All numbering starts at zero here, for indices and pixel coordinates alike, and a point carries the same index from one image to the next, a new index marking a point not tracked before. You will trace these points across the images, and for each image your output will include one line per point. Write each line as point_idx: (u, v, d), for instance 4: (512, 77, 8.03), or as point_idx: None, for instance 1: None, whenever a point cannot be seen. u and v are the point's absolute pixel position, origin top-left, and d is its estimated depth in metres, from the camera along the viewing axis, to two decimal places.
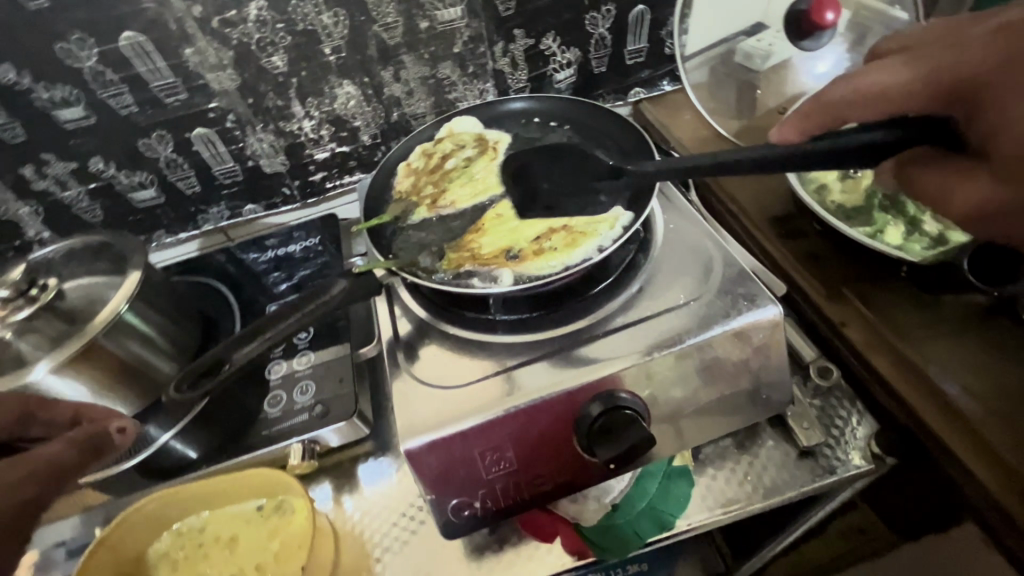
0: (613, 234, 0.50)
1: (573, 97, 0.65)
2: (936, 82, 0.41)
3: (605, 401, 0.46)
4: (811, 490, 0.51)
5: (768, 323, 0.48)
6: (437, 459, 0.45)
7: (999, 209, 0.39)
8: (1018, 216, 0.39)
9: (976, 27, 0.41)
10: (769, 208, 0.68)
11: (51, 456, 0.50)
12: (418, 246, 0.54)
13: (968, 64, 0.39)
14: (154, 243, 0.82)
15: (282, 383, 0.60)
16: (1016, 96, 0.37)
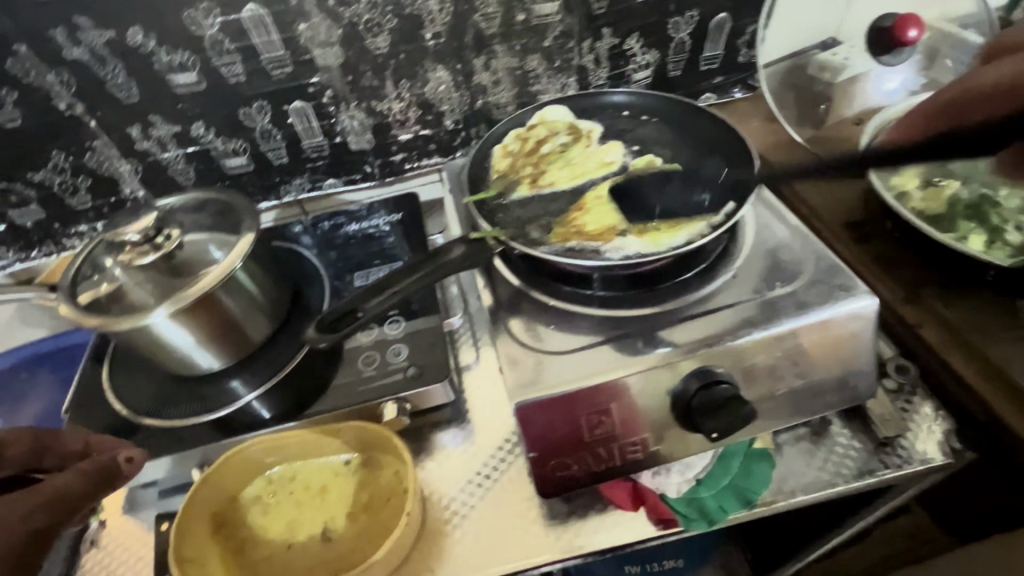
0: (716, 218, 0.54)
1: (676, 96, 0.68)
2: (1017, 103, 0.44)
3: (702, 376, 0.49)
4: (888, 477, 0.53)
5: (863, 313, 0.50)
6: (545, 418, 0.48)
7: None
8: None
9: None
10: (845, 213, 0.70)
11: (64, 485, 0.47)
12: (523, 221, 0.57)
13: None
14: None
15: (375, 345, 0.63)
16: None
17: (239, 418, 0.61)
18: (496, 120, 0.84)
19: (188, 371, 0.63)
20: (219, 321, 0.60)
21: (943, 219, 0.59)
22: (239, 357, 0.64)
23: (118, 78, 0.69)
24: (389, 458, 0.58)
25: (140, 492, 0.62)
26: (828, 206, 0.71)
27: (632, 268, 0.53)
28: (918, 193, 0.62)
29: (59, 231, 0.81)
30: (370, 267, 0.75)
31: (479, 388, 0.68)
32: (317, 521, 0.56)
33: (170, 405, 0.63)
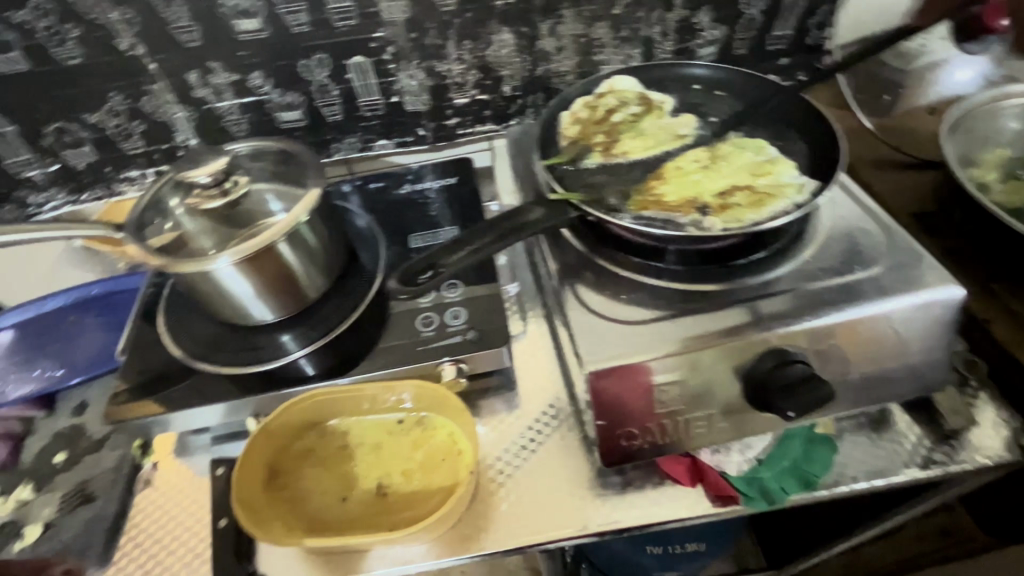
0: (801, 197, 0.53)
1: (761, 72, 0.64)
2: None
3: (777, 357, 0.48)
4: (951, 470, 0.52)
5: (946, 302, 0.49)
6: (617, 385, 0.48)
7: None
8: None
9: None
10: (912, 204, 0.69)
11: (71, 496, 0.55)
12: (596, 189, 0.56)
13: None
14: None
15: (432, 307, 0.63)
16: None
17: (294, 371, 0.61)
18: (555, 89, 0.82)
19: (242, 320, 0.63)
20: (279, 275, 0.60)
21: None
22: (292, 312, 0.64)
23: (181, 20, 0.68)
24: (444, 419, 0.59)
25: (191, 437, 0.63)
26: (897, 197, 0.70)
27: (710, 242, 0.54)
28: (999, 187, 0.62)
29: (111, 176, 0.80)
30: (420, 232, 0.74)
31: (528, 357, 0.67)
32: (371, 474, 0.56)
33: (222, 352, 0.63)
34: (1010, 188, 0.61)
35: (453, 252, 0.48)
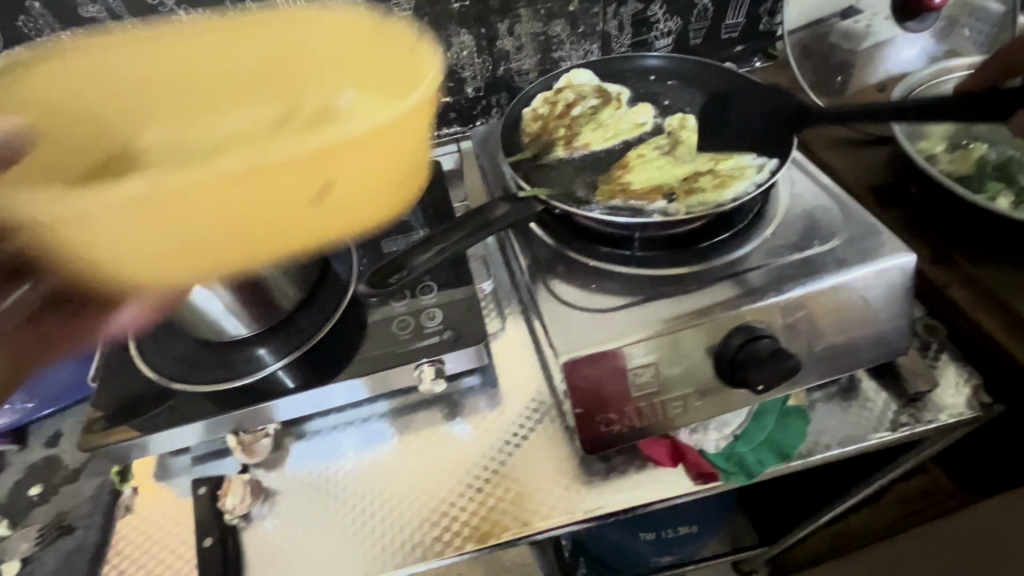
0: (758, 177, 0.54)
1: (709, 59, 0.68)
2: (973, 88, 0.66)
3: (746, 332, 0.49)
4: (919, 430, 0.54)
5: (900, 269, 0.51)
6: (592, 372, 0.49)
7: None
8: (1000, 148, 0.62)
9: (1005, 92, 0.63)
10: (869, 179, 0.71)
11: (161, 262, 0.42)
12: (563, 183, 0.57)
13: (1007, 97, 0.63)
14: None
15: (407, 311, 0.63)
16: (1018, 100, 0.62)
17: (272, 384, 0.61)
18: (518, 88, 0.83)
19: (216, 336, 0.62)
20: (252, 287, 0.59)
21: (973, 181, 0.62)
22: (267, 324, 0.64)
23: None
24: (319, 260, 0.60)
25: (171, 458, 0.62)
26: (854, 172, 0.71)
27: (675, 228, 0.55)
28: (947, 157, 0.65)
29: None
30: (393, 236, 0.74)
31: (509, 353, 0.68)
32: None
33: (198, 370, 0.62)
34: (957, 157, 0.64)
35: (419, 252, 0.48)
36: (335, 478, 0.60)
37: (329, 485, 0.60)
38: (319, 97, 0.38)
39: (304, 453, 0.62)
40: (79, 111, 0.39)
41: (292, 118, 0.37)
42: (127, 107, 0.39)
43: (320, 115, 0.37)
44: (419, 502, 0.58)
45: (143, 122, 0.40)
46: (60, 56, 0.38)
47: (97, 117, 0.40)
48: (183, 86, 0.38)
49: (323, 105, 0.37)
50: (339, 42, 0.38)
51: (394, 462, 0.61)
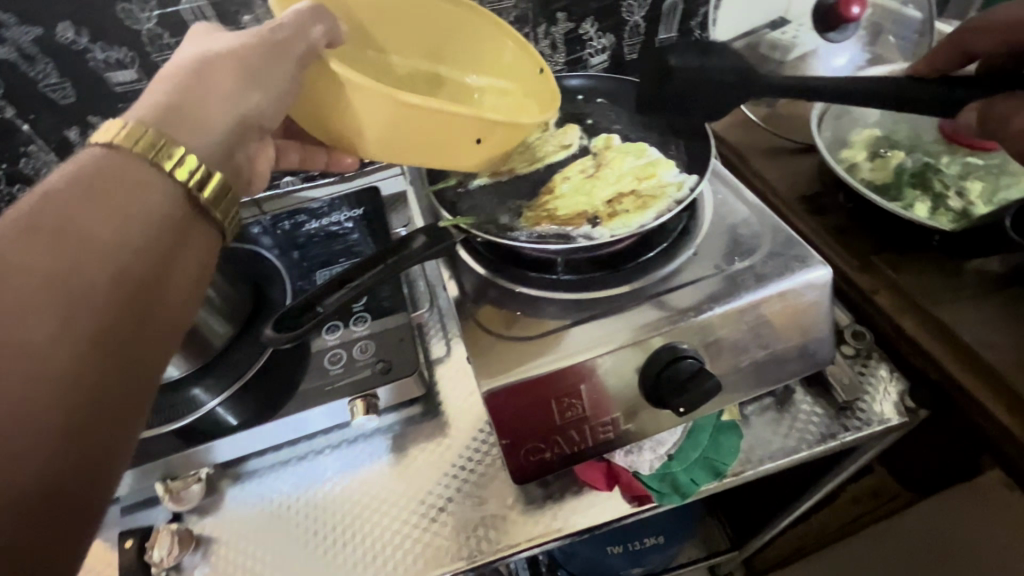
0: (680, 195, 0.55)
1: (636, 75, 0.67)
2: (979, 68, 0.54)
3: (668, 354, 0.49)
4: (848, 439, 0.55)
5: (818, 282, 0.51)
6: (515, 402, 0.48)
7: None
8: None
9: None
10: (800, 187, 0.72)
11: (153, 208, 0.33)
12: (487, 210, 0.57)
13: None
14: None
15: (341, 344, 0.62)
16: None
17: (213, 422, 0.58)
18: None
19: None
20: None
21: (892, 189, 0.63)
22: (199, 363, 0.61)
23: (50, 77, 0.65)
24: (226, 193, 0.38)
25: None
26: (786, 181, 0.73)
27: (600, 250, 0.55)
28: (869, 165, 0.66)
29: None
30: (335, 264, 0.73)
31: (452, 379, 0.67)
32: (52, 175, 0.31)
33: None
34: (878, 165, 0.66)
35: (335, 291, 0.48)
36: (270, 521, 0.58)
37: (264, 529, 0.58)
38: (470, 133, 0.48)
39: (240, 494, 0.60)
40: (320, 113, 0.48)
41: (460, 150, 0.50)
42: (348, 107, 0.46)
43: (469, 154, 0.50)
44: (358, 543, 0.56)
45: (366, 121, 0.47)
46: (320, 66, 0.45)
47: (356, 125, 0.47)
48: (414, 120, 0.46)
49: (485, 133, 0.49)
50: (493, 117, 0.47)
51: (332, 501, 0.59)
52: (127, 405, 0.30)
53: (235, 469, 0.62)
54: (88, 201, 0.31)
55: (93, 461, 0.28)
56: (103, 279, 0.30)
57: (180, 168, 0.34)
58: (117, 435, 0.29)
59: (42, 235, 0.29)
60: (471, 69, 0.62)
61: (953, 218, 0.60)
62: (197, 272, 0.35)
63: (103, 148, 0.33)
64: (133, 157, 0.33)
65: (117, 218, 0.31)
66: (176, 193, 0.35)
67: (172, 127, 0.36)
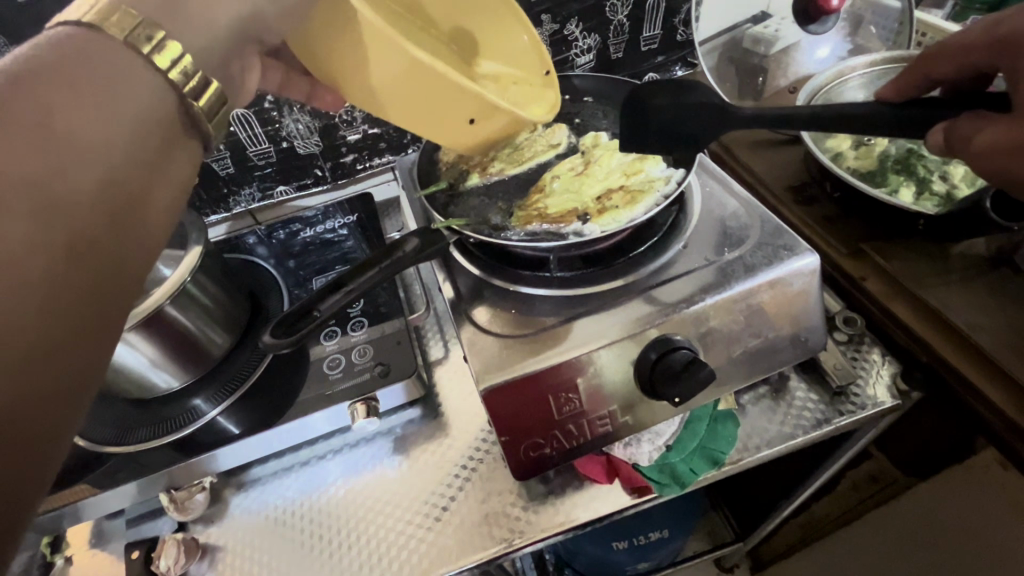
0: (668, 189, 0.55)
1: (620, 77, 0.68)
2: (997, 42, 0.51)
3: (662, 346, 0.50)
4: (843, 424, 0.55)
5: (806, 270, 0.52)
6: (513, 400, 0.49)
7: None
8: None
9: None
10: (787, 177, 0.73)
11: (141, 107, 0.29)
12: (479, 212, 0.58)
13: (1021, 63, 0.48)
14: (206, 218, 0.83)
15: (339, 349, 0.62)
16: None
17: (215, 431, 0.59)
18: None
19: (147, 392, 0.60)
20: (177, 341, 0.58)
21: (876, 176, 0.64)
22: (198, 374, 0.62)
23: None
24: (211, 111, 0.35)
25: (107, 522, 0.60)
26: (773, 172, 0.74)
27: (591, 247, 0.56)
28: (853, 154, 0.67)
29: None
30: (331, 270, 0.73)
31: (450, 380, 0.68)
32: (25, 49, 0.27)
33: (135, 430, 0.59)
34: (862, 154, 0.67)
35: (330, 296, 0.48)
36: (275, 527, 0.59)
37: (269, 536, 0.58)
38: (467, 110, 0.51)
39: (244, 502, 0.61)
40: (321, 49, 0.46)
41: (451, 126, 0.53)
42: (356, 52, 0.46)
43: (459, 133, 0.54)
44: (362, 545, 0.57)
45: (369, 71, 0.47)
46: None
47: (358, 77, 0.48)
48: (418, 83, 0.48)
49: (479, 116, 0.53)
50: (491, 101, 0.51)
51: (336, 505, 0.60)
52: (101, 327, 0.27)
53: (238, 478, 0.62)
54: (69, 90, 0.27)
55: (61, 387, 0.25)
56: (83, 188, 0.26)
57: (160, 55, 0.30)
58: (87, 363, 0.26)
59: (20, 120, 0.25)
60: (488, 51, 0.60)
61: (936, 203, 0.61)
62: (180, 187, 0.32)
63: (81, 29, 0.29)
64: (114, 43, 0.29)
65: (103, 111, 0.28)
66: (164, 94, 0.31)
67: (165, 18, 0.32)
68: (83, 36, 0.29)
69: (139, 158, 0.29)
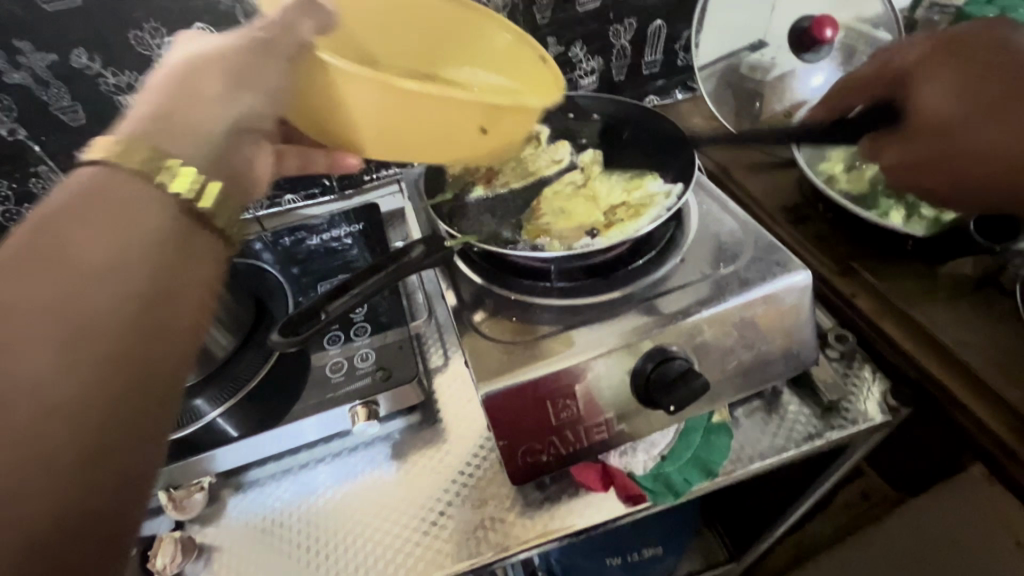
0: (670, 204, 0.57)
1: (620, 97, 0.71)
2: (891, 70, 0.58)
3: (657, 357, 0.51)
4: (833, 438, 0.57)
5: (799, 286, 0.54)
6: (510, 406, 0.50)
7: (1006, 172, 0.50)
8: (915, 168, 0.53)
9: (937, 69, 0.54)
10: (781, 200, 0.74)
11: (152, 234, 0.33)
12: (484, 223, 0.59)
13: (929, 106, 0.54)
14: None
15: (342, 353, 0.63)
16: (932, 87, 0.54)
17: (215, 432, 0.59)
18: None
19: None
20: None
21: (868, 199, 0.66)
22: (202, 374, 0.63)
23: (62, 101, 0.67)
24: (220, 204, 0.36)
25: None
26: (767, 194, 0.75)
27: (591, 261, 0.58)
28: (845, 177, 0.69)
29: None
30: (336, 277, 0.75)
31: (449, 389, 0.69)
32: (50, 199, 0.31)
33: None
34: (854, 177, 0.69)
35: (336, 298, 0.50)
36: (271, 528, 0.59)
37: (264, 538, 0.59)
38: (470, 117, 0.48)
39: (241, 504, 0.61)
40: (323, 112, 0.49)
41: (463, 139, 0.50)
42: (354, 95, 0.47)
43: (476, 146, 0.51)
44: (359, 548, 0.57)
45: (356, 108, 0.48)
46: (314, 66, 0.45)
47: (355, 126, 0.49)
48: (419, 110, 0.47)
49: (489, 123, 0.49)
50: (496, 101, 0.47)
51: (332, 509, 0.60)
52: (136, 410, 0.30)
53: (236, 479, 0.63)
54: (88, 228, 0.31)
55: (132, 461, 0.29)
56: (108, 309, 0.30)
57: (178, 189, 0.34)
58: (140, 443, 0.30)
59: (37, 262, 0.29)
60: (484, 65, 0.59)
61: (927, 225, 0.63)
62: (199, 301, 0.34)
63: (102, 167, 0.33)
64: (128, 174, 0.33)
65: (121, 241, 0.31)
66: (183, 218, 0.34)
67: (169, 134, 0.36)
68: (93, 173, 0.33)
69: (154, 281, 0.32)
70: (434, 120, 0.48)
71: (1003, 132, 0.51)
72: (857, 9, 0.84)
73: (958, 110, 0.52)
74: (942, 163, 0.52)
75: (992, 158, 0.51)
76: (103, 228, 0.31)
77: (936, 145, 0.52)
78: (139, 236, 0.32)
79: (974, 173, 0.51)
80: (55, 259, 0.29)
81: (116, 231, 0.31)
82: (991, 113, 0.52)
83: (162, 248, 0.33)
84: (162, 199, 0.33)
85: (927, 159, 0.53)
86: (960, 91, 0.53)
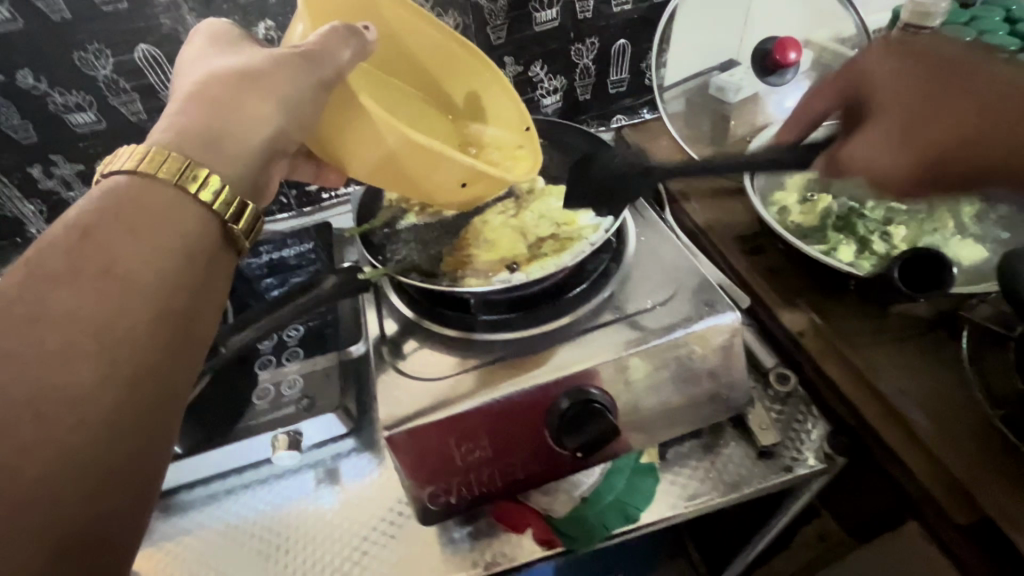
0: (597, 237, 0.55)
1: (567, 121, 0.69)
2: (854, 77, 0.55)
3: (573, 396, 0.49)
4: (765, 486, 0.54)
5: (727, 327, 0.52)
6: (417, 445, 0.49)
7: (971, 138, 0.47)
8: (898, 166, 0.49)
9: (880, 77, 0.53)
10: (736, 227, 0.71)
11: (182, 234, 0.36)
12: (410, 254, 0.58)
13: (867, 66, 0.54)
14: None
15: (270, 378, 0.63)
16: (892, 85, 0.52)
17: None
18: None
19: None
20: None
21: (818, 232, 0.64)
22: None
23: (12, 119, 0.67)
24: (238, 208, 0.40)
25: None
26: (723, 220, 0.72)
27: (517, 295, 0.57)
28: (797, 208, 0.67)
29: None
30: None
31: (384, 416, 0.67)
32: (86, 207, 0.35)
33: None
34: (806, 209, 0.66)
35: (242, 331, 0.49)
36: (194, 554, 0.58)
37: (185, 564, 0.58)
38: (454, 174, 0.51)
39: (166, 528, 0.60)
40: (331, 134, 0.49)
41: (441, 187, 0.53)
42: (363, 132, 0.48)
43: (449, 194, 0.54)
44: None
45: (361, 142, 0.49)
46: (342, 96, 0.47)
47: (355, 154, 0.50)
48: (412, 156, 0.49)
49: (469, 181, 0.52)
50: (484, 169, 0.51)
51: (257, 537, 0.59)
52: (155, 421, 0.32)
53: (166, 502, 0.62)
54: (124, 234, 0.34)
55: (147, 450, 0.31)
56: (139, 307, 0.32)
57: (205, 190, 0.38)
58: (158, 439, 0.32)
59: (86, 264, 0.32)
60: (485, 120, 0.63)
61: (875, 263, 0.61)
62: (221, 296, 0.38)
63: (131, 177, 0.37)
64: (165, 187, 0.37)
65: (157, 242, 0.35)
66: (208, 220, 0.38)
67: (204, 150, 0.40)
68: (127, 182, 0.36)
69: (187, 272, 0.35)
70: (424, 168, 0.50)
71: (973, 87, 0.48)
72: (834, 28, 0.82)
73: (903, 63, 0.52)
74: (922, 142, 0.48)
75: (961, 133, 0.47)
76: (142, 226, 0.35)
77: (915, 98, 0.50)
78: (176, 237, 0.36)
79: (947, 134, 0.47)
80: (93, 259, 0.32)
81: (153, 228, 0.35)
82: (955, 106, 0.48)
83: (195, 248, 0.37)
84: (188, 198, 0.37)
85: (906, 116, 0.50)
86: (916, 85, 0.51)
